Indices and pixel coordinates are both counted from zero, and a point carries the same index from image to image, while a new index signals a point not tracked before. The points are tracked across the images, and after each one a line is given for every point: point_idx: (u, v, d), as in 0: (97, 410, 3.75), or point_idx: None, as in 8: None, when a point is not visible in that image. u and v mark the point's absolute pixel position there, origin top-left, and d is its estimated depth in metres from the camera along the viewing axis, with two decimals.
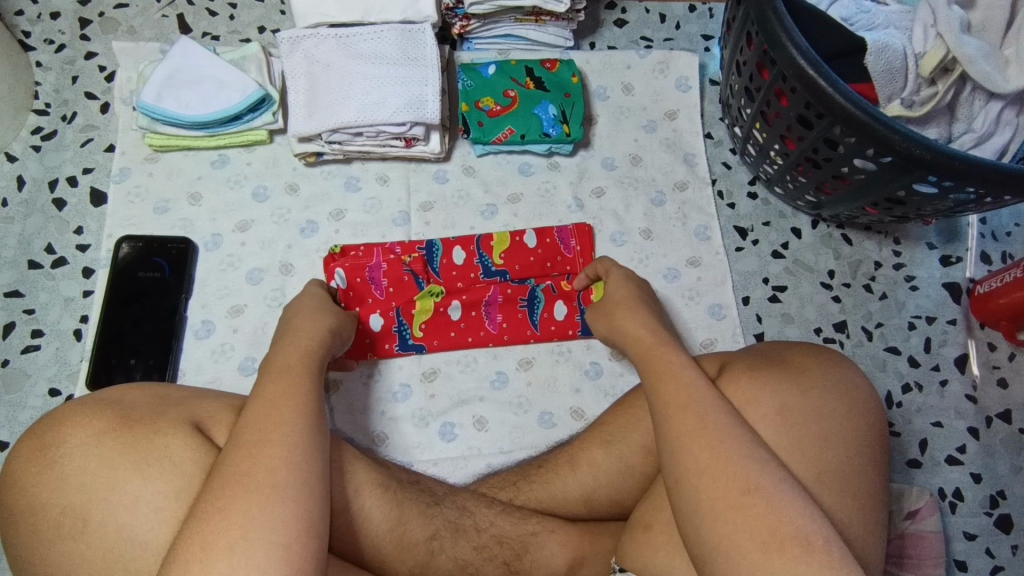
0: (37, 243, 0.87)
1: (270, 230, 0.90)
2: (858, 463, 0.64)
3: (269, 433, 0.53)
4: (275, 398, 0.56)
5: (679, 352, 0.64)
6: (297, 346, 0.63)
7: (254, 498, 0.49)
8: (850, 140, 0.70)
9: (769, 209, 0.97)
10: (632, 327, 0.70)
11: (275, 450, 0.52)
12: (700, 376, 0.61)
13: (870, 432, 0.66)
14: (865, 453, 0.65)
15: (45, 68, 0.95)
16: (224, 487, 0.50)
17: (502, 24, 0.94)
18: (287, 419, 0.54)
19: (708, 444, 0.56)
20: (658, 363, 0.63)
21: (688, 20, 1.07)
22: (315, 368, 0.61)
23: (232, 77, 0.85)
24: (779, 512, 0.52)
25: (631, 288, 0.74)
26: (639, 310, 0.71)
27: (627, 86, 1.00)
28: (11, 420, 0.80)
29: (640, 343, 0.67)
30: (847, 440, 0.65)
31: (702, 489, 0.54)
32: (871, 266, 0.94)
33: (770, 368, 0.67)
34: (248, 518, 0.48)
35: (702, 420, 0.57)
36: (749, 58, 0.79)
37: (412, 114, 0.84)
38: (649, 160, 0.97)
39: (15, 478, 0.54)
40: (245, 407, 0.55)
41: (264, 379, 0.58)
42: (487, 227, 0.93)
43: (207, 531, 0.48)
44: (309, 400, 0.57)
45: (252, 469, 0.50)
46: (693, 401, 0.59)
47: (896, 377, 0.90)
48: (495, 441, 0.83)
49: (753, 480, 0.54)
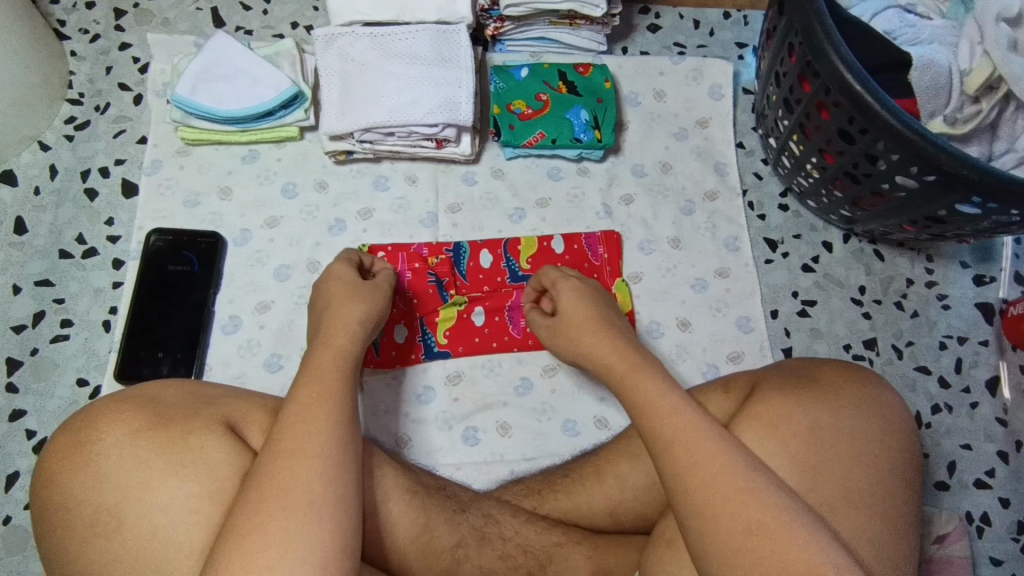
0: (68, 233, 0.88)
1: (298, 227, 0.89)
2: (891, 484, 0.64)
3: (305, 442, 0.54)
4: (309, 404, 0.57)
5: (657, 374, 0.63)
6: (331, 347, 0.63)
7: (289, 514, 0.51)
8: (893, 157, 0.69)
9: (800, 222, 0.95)
10: (600, 355, 0.68)
11: (312, 463, 0.54)
12: (683, 401, 0.60)
13: (904, 453, 0.66)
14: (897, 474, 0.64)
15: (79, 57, 0.96)
16: (263, 499, 0.52)
17: (536, 27, 0.94)
18: (321, 427, 0.56)
19: (712, 476, 0.55)
20: (642, 387, 0.62)
21: (722, 26, 1.06)
22: (350, 372, 0.62)
23: (266, 72, 0.85)
24: (788, 547, 0.52)
25: (587, 310, 0.72)
26: (609, 333, 0.69)
27: (659, 92, 0.99)
28: (40, 409, 0.80)
29: (619, 367, 0.66)
30: (877, 462, 0.64)
31: (711, 526, 0.54)
32: (903, 283, 0.93)
33: (799, 387, 0.67)
34: (288, 537, 0.50)
35: (695, 453, 0.57)
36: (790, 70, 0.77)
37: (444, 115, 0.83)
38: (679, 168, 0.96)
39: (49, 475, 0.55)
40: (282, 412, 0.57)
41: (299, 383, 0.59)
42: (515, 231, 0.92)
43: (247, 548, 0.49)
44: (343, 407, 0.58)
45: (288, 483, 0.52)
46: (687, 428, 0.58)
47: (925, 397, 0.88)
48: (518, 447, 0.82)
49: (757, 519, 0.53)
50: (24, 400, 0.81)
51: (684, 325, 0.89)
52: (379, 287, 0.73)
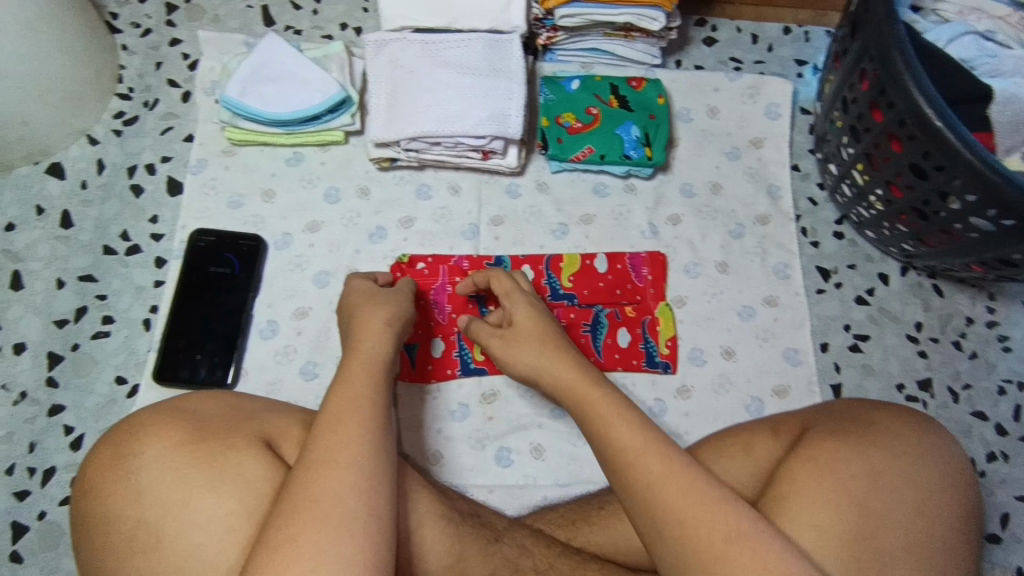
0: (113, 229, 0.88)
1: (339, 233, 0.88)
2: (947, 535, 0.61)
3: (337, 453, 0.53)
4: (340, 413, 0.56)
5: (611, 391, 0.64)
6: (363, 354, 0.63)
7: (320, 527, 0.50)
8: (969, 197, 0.66)
9: (855, 251, 0.92)
10: (550, 367, 0.68)
11: (343, 473, 0.52)
12: (636, 415, 0.61)
13: (960, 500, 0.62)
14: (953, 520, 0.61)
15: (130, 51, 0.96)
16: (294, 512, 0.51)
17: (590, 37, 0.91)
18: (351, 437, 0.55)
19: (681, 492, 0.56)
20: (592, 406, 0.63)
21: (782, 41, 1.02)
22: (382, 381, 0.61)
23: (315, 76, 0.84)
24: (765, 554, 0.53)
25: (539, 324, 0.72)
26: (567, 352, 0.69)
27: (713, 109, 0.96)
28: (78, 405, 0.81)
29: (572, 390, 0.66)
30: (932, 508, 0.61)
31: (689, 542, 0.54)
32: (962, 322, 0.89)
33: (843, 431, 0.65)
34: (318, 550, 0.49)
35: (656, 468, 0.57)
36: (860, 97, 0.75)
37: (493, 128, 0.81)
38: (730, 189, 0.93)
39: (92, 488, 0.57)
40: (314, 423, 0.56)
41: (331, 393, 0.59)
42: (557, 247, 0.90)
43: (278, 562, 0.49)
44: (375, 415, 0.57)
45: (320, 495, 0.51)
46: (652, 444, 0.59)
47: (980, 444, 0.84)
48: (552, 472, 0.80)
49: (734, 525, 0.54)
50: (64, 396, 0.81)
51: (729, 353, 0.86)
52: (399, 292, 0.73)
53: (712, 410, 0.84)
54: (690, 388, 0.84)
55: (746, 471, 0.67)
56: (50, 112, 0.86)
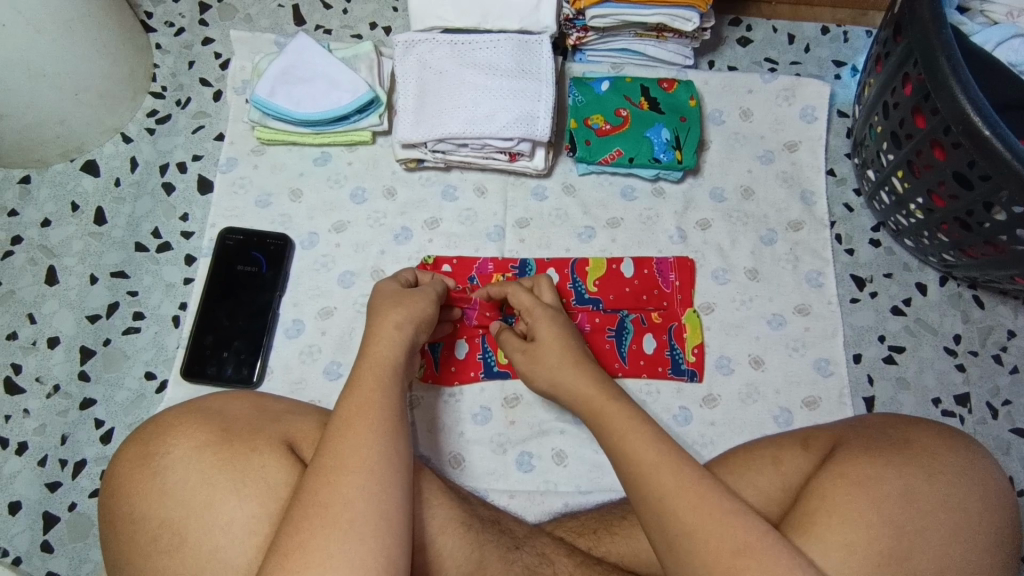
0: (144, 226, 0.89)
1: (365, 234, 0.88)
2: (980, 556, 0.58)
3: (345, 459, 0.53)
4: (351, 417, 0.56)
5: (627, 402, 0.64)
6: (374, 357, 0.62)
7: (329, 532, 0.50)
8: (1016, 209, 0.64)
9: (892, 259, 0.89)
10: (575, 380, 0.67)
11: (351, 478, 0.52)
12: (656, 426, 0.61)
13: (995, 522, 0.60)
14: (987, 544, 0.59)
15: (163, 50, 0.97)
16: (305, 516, 0.51)
17: (621, 38, 0.90)
18: (362, 440, 0.55)
19: (692, 504, 0.55)
20: (609, 419, 0.63)
21: (820, 42, 0.99)
22: (398, 385, 0.60)
23: (344, 76, 0.84)
24: (776, 569, 0.52)
25: (565, 335, 0.72)
26: (586, 366, 0.68)
27: (745, 111, 0.93)
28: (108, 399, 0.83)
29: (591, 399, 0.65)
30: (965, 530, 0.58)
31: (700, 553, 0.53)
32: (1003, 334, 0.86)
33: (874, 447, 0.63)
34: (326, 554, 0.49)
35: (670, 479, 0.56)
36: (902, 101, 0.73)
37: (521, 130, 0.80)
38: (762, 194, 0.91)
39: (117, 483, 0.58)
40: (330, 425, 0.56)
41: (343, 397, 0.58)
42: (583, 251, 0.88)
43: (287, 568, 0.49)
44: (385, 419, 0.56)
45: (329, 501, 0.51)
46: (667, 458, 0.58)
47: (1020, 462, 0.81)
48: (574, 478, 0.80)
49: (744, 539, 0.53)
50: (95, 390, 0.83)
51: (757, 362, 0.84)
52: (425, 292, 0.71)
53: (739, 420, 0.82)
54: (716, 397, 0.83)
55: (775, 486, 0.65)
56: (86, 110, 0.88)
